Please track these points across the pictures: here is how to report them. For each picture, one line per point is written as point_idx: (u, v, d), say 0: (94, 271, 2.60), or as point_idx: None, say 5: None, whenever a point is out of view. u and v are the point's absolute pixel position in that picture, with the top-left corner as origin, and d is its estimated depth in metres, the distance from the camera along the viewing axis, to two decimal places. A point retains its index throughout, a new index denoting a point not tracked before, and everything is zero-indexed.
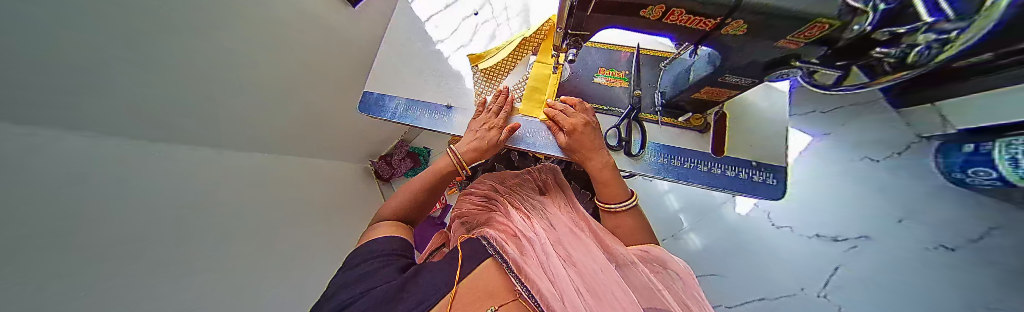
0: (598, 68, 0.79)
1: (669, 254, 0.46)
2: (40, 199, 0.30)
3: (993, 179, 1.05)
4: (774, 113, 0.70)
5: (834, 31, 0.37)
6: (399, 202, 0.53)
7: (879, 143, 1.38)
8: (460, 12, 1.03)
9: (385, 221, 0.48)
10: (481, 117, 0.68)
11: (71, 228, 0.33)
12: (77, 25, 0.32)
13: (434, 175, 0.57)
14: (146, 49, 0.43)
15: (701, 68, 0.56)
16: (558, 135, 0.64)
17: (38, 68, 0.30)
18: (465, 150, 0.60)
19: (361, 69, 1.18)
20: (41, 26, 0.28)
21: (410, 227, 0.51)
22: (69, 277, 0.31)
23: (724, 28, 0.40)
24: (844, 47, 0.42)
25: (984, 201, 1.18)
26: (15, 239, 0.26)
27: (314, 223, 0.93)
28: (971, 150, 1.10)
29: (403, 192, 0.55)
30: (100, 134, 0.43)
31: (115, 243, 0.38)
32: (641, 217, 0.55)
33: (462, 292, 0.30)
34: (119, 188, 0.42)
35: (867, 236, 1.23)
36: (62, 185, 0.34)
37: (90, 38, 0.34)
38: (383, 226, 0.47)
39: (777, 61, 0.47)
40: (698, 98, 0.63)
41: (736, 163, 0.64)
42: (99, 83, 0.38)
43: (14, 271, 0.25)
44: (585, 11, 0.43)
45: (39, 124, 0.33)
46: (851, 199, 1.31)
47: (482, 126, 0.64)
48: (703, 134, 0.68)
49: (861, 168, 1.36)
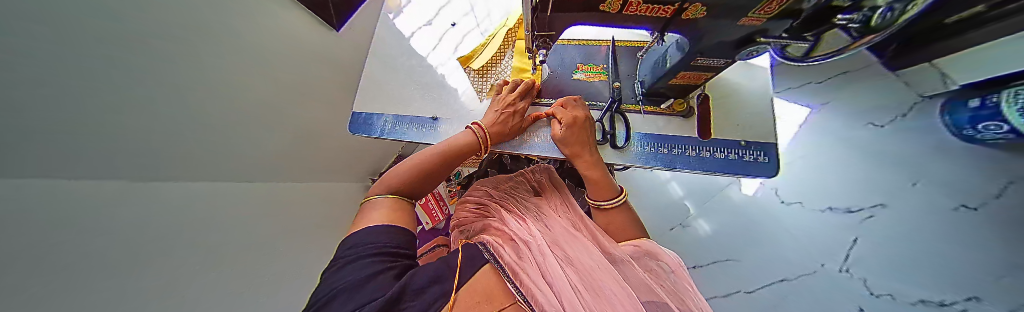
0: (576, 64, 0.79)
1: (661, 247, 0.45)
2: (45, 232, 0.32)
3: (1005, 132, 1.00)
4: (758, 89, 0.69)
5: (794, 4, 0.34)
6: (398, 177, 0.50)
7: (877, 107, 1.36)
8: (441, 25, 1.07)
9: (384, 197, 0.45)
10: (501, 97, 0.67)
11: (75, 250, 0.35)
12: (65, 68, 0.35)
13: (435, 160, 0.54)
14: (139, 80, 0.46)
15: (673, 53, 0.55)
16: (556, 127, 0.62)
17: (42, 100, 0.33)
18: (489, 131, 0.62)
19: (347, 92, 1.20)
20: (40, 57, 0.31)
21: (409, 205, 0.49)
22: (80, 294, 0.32)
23: (685, 12, 0.39)
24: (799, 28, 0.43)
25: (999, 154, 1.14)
26: (22, 264, 0.28)
27: (312, 247, 0.93)
28: (976, 105, 1.07)
29: (400, 167, 0.52)
30: (111, 177, 0.47)
31: (129, 264, 0.41)
32: (631, 212, 0.55)
33: (459, 299, 0.30)
34: (128, 217, 0.45)
35: (884, 203, 1.19)
36: (59, 212, 0.36)
37: (89, 71, 0.38)
38: (379, 206, 0.44)
39: (745, 39, 0.46)
40: (678, 84, 0.62)
41: (723, 145, 0.63)
42: (103, 119, 0.42)
43: (27, 290, 0.27)
44: (545, 11, 0.44)
45: (45, 161, 0.36)
46: (860, 166, 1.28)
47: (507, 109, 0.65)
48: (688, 119, 0.67)
49: (863, 135, 1.33)
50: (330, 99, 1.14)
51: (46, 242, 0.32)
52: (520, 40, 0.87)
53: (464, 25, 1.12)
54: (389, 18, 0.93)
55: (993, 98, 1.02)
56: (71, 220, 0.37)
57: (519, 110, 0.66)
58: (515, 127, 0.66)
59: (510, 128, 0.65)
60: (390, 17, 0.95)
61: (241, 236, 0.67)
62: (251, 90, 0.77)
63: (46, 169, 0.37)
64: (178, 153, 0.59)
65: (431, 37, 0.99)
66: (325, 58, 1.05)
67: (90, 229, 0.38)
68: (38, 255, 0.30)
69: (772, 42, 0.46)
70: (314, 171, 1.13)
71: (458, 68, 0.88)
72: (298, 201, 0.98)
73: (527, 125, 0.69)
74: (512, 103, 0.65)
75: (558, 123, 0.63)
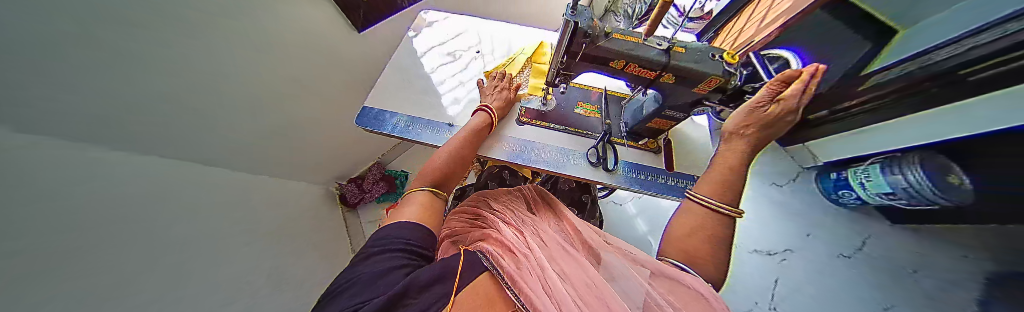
0: (577, 101, 0.92)
1: (689, 275, 0.34)
2: None
3: (856, 199, 1.37)
4: (701, 141, 0.90)
5: (722, 84, 0.54)
6: (432, 172, 0.58)
7: (781, 171, 1.73)
8: (456, 46, 1.11)
9: (423, 189, 0.53)
10: (491, 84, 0.84)
11: None
12: None
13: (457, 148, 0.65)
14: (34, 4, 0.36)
15: (650, 104, 0.72)
16: (769, 110, 0.48)
17: None
18: (493, 110, 0.78)
19: (313, 82, 1.16)
20: None
21: (441, 199, 0.55)
22: None
23: (661, 78, 0.56)
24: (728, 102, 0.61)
25: (864, 218, 1.49)
26: None
27: (230, 262, 0.75)
28: (835, 177, 1.44)
29: (431, 165, 0.60)
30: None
31: None
32: (716, 230, 0.43)
33: (457, 305, 0.28)
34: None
35: (792, 248, 1.47)
36: None
37: None
38: (414, 201, 0.50)
39: (695, 101, 0.63)
40: (652, 127, 0.78)
41: (679, 176, 0.80)
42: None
43: None
44: (574, 58, 0.56)
45: None
46: (769, 213, 1.60)
47: (497, 91, 0.82)
48: (658, 154, 0.84)
49: (769, 192, 1.67)
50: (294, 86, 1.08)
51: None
52: (540, 64, 0.95)
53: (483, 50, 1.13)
54: (410, 39, 1.07)
55: (844, 173, 1.39)
56: None
57: (505, 88, 0.83)
58: (506, 97, 0.81)
59: (504, 98, 0.81)
60: (410, 37, 1.08)
61: (112, 227, 0.50)
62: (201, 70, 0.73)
63: None
64: (89, 122, 0.53)
65: (445, 57, 1.06)
66: (307, 54, 1.07)
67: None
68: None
69: (711, 105, 0.63)
70: (241, 160, 0.97)
71: (470, 94, 0.97)
72: (232, 204, 0.86)
73: (513, 95, 0.84)
74: (496, 86, 0.83)
75: (793, 90, 0.45)
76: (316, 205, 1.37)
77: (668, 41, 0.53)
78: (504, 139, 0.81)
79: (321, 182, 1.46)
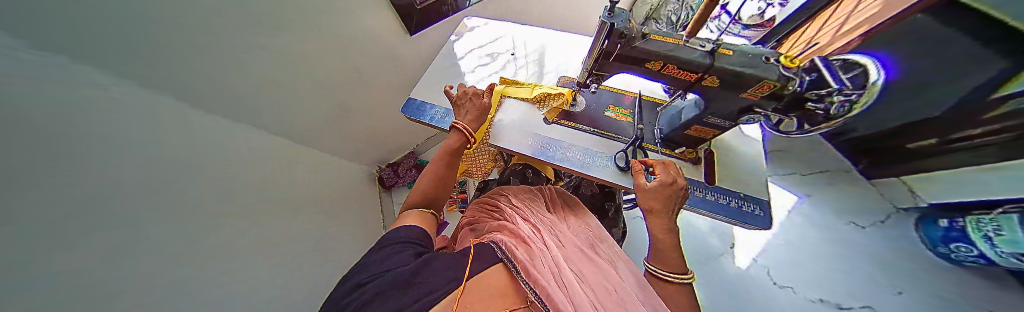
0: (607, 105, 0.90)
1: None
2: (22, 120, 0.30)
3: (977, 256, 1.04)
4: (751, 155, 0.80)
5: (778, 90, 0.49)
6: (416, 193, 0.61)
7: (865, 209, 1.40)
8: (495, 48, 1.16)
9: (415, 211, 0.57)
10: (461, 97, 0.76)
11: (38, 144, 0.32)
12: None
13: (438, 172, 0.65)
14: None
15: (689, 110, 0.67)
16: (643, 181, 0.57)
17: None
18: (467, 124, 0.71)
19: (369, 77, 1.31)
20: None
21: (431, 216, 0.59)
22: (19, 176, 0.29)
23: (703, 81, 0.52)
24: (787, 109, 0.53)
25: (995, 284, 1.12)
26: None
27: (273, 226, 0.86)
28: (947, 225, 1.12)
29: (415, 189, 0.62)
30: (115, 80, 0.46)
31: (75, 175, 0.37)
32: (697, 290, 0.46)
33: (468, 289, 0.30)
34: (104, 128, 0.42)
35: (871, 305, 1.14)
36: (52, 104, 0.35)
37: None
38: (409, 217, 0.55)
39: (744, 108, 0.57)
40: (689, 135, 0.72)
41: (725, 192, 0.71)
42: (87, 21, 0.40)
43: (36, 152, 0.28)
44: (608, 58, 0.56)
45: (49, 46, 0.36)
46: (833, 251, 1.30)
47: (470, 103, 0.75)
48: (697, 166, 0.77)
49: (845, 233, 1.35)
50: (346, 78, 1.21)
51: (93, 144, 0.40)
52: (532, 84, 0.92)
53: (519, 53, 1.16)
54: (452, 42, 1.16)
55: (960, 221, 1.07)
56: (56, 110, 0.35)
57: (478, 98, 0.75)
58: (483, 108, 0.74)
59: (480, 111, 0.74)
60: (453, 41, 1.18)
61: (202, 180, 0.63)
62: (281, 66, 0.91)
63: (51, 57, 0.36)
64: None
65: (482, 58, 1.12)
66: (365, 49, 1.22)
67: (136, 149, 0.47)
68: (78, 160, 0.37)
69: (765, 112, 0.56)
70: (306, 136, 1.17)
71: None
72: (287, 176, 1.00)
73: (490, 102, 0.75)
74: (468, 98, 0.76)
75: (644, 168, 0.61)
76: (360, 183, 1.57)
77: (712, 43, 0.49)
78: (518, 143, 0.80)
79: (367, 163, 1.67)
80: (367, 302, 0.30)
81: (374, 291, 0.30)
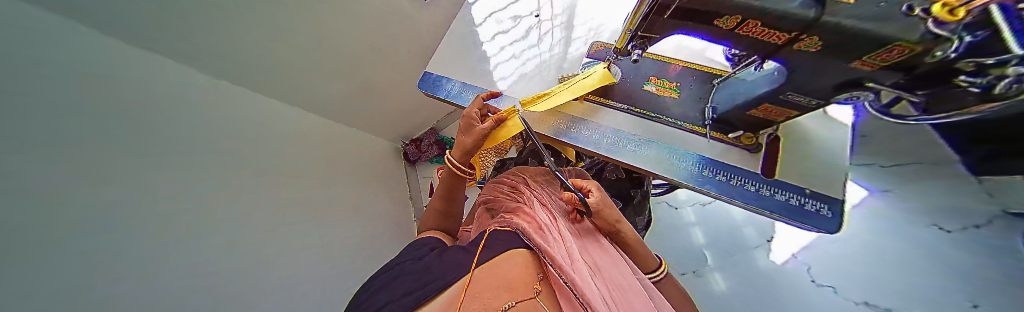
0: (648, 77, 0.79)
1: None
2: None
3: None
4: (828, 141, 0.66)
5: (916, 55, 0.33)
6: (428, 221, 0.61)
7: (952, 210, 1.04)
8: (516, 12, 1.06)
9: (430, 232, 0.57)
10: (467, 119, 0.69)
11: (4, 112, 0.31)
12: None
13: (443, 202, 0.62)
14: None
15: (760, 84, 0.56)
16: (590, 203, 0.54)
17: None
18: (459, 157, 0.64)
19: (383, 47, 1.25)
20: None
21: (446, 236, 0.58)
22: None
23: (798, 43, 0.41)
24: (917, 83, 0.38)
25: None
26: None
27: (304, 194, 0.92)
28: None
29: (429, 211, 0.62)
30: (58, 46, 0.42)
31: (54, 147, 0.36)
32: None
33: (476, 275, 0.29)
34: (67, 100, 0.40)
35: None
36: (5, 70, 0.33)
37: None
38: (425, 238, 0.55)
39: (847, 82, 0.43)
40: (753, 117, 0.62)
41: (784, 187, 0.60)
42: None
43: None
44: (662, 15, 0.47)
45: None
46: (902, 255, 1.01)
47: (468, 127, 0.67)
48: (755, 154, 0.66)
49: (916, 235, 1.03)
50: (359, 48, 1.16)
51: (59, 114, 0.39)
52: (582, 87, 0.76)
53: (544, 16, 1.07)
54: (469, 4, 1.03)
55: None
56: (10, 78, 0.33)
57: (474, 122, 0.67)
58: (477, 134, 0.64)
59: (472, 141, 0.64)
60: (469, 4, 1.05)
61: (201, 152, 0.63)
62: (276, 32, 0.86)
63: None
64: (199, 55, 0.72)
65: (503, 25, 1.02)
66: (375, 14, 1.13)
67: (109, 117, 0.46)
68: (48, 127, 0.36)
69: (879, 87, 0.42)
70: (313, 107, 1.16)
71: (527, 64, 0.93)
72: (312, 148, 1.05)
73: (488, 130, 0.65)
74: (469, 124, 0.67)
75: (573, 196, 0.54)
76: (386, 157, 1.63)
77: None
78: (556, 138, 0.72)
79: (389, 139, 1.71)
80: (381, 287, 0.31)
81: (392, 277, 0.33)
